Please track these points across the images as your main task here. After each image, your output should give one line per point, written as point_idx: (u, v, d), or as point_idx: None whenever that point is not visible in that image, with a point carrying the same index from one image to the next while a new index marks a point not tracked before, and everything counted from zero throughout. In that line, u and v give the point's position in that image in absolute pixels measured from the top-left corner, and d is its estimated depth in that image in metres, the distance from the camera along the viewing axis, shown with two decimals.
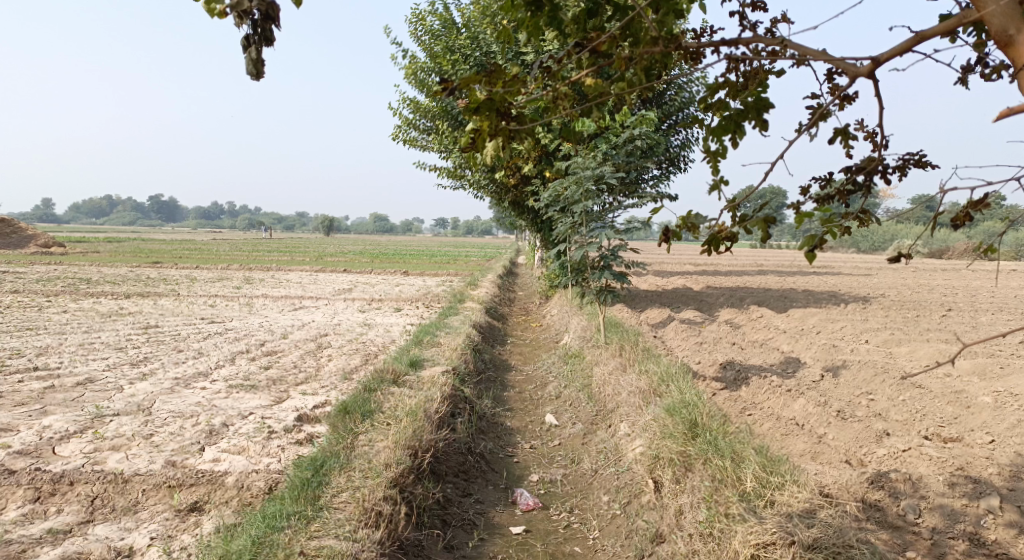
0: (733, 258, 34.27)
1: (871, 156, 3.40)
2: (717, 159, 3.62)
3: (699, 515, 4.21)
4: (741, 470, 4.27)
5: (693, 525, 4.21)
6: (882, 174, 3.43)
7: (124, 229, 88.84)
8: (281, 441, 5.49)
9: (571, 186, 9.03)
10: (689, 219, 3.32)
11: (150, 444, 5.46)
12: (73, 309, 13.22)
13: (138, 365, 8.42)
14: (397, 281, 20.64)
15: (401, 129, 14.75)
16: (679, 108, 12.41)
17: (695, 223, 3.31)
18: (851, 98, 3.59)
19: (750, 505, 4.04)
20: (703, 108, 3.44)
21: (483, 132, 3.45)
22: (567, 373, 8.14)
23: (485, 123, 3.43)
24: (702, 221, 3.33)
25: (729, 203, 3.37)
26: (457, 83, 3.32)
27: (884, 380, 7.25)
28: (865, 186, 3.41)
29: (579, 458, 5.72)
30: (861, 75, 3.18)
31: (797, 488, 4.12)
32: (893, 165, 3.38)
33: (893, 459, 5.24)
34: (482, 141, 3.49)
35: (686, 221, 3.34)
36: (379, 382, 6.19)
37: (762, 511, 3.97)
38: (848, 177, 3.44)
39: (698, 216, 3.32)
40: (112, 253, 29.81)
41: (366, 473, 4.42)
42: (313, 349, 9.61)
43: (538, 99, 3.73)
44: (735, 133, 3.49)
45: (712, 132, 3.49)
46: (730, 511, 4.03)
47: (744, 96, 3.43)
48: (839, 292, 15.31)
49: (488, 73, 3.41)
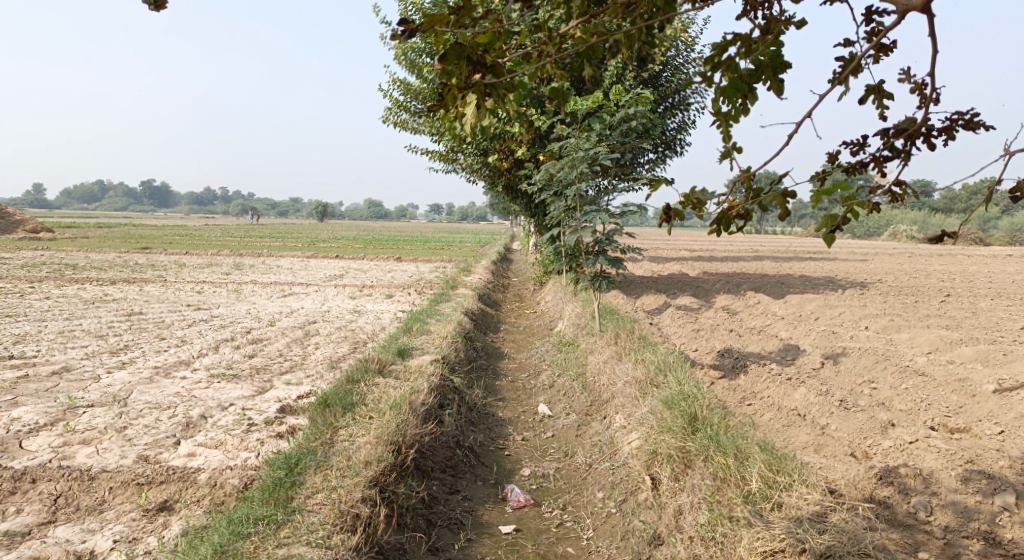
0: (727, 242, 34.01)
1: (913, 117, 3.11)
2: (727, 123, 3.21)
3: (700, 516, 3.99)
4: (745, 469, 4.03)
5: (693, 527, 3.98)
6: (925, 137, 3.13)
7: (116, 214, 87.99)
8: (260, 434, 5.24)
9: (565, 167, 8.76)
10: (694, 195, 3.07)
11: (122, 437, 5.21)
12: (57, 295, 12.93)
13: (117, 354, 8.14)
14: (390, 267, 20.36)
15: (392, 111, 14.40)
16: (676, 91, 12.09)
17: (701, 198, 3.05)
18: (890, 49, 3.27)
19: (756, 508, 3.82)
20: (711, 68, 3.14)
21: (452, 85, 3.05)
22: (561, 361, 7.91)
23: (455, 74, 3.01)
24: (709, 196, 3.07)
25: (740, 175, 3.09)
26: (418, 24, 2.92)
27: (885, 368, 7.05)
28: (905, 151, 3.12)
29: (573, 451, 5.49)
30: (915, 8, 2.87)
31: (804, 488, 3.89)
32: (939, 127, 3.08)
33: (899, 452, 5.05)
34: (452, 97, 3.07)
35: (691, 197, 3.08)
36: (364, 371, 5.94)
37: (769, 515, 3.75)
38: (884, 143, 3.16)
39: (704, 191, 3.06)
40: (102, 239, 29.45)
41: (345, 472, 4.17)
42: (301, 337, 9.36)
43: (520, 51, 3.31)
44: (747, 97, 3.19)
45: (722, 93, 3.18)
46: (735, 513, 3.80)
47: (757, 52, 3.12)
48: (836, 278, 15.11)
49: (456, 12, 2.96)
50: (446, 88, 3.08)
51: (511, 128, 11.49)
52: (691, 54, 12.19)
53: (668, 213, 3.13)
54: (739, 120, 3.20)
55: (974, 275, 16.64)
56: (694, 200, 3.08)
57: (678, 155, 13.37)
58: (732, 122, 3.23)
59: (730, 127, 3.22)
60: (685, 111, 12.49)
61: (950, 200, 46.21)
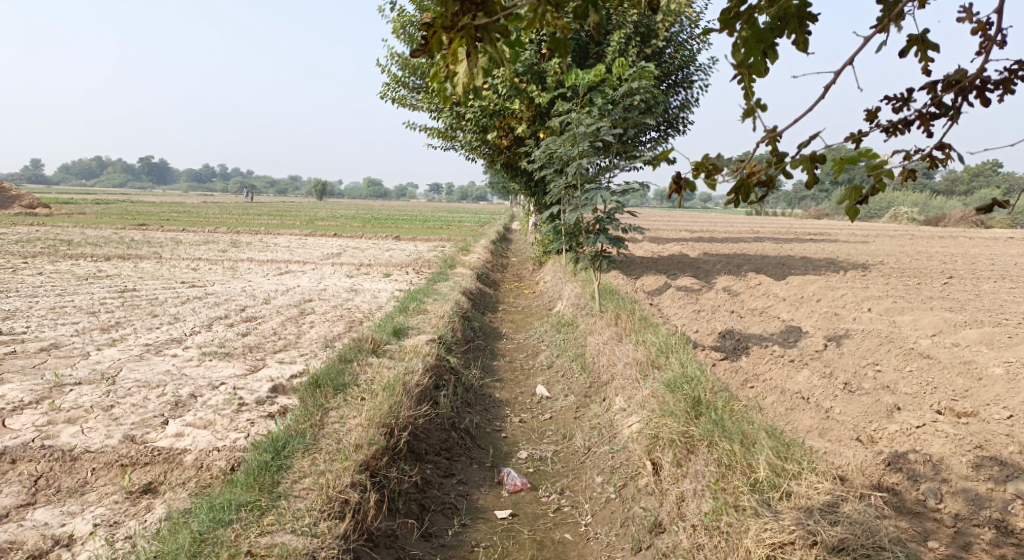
0: (728, 224, 33.76)
1: (965, 68, 2.89)
2: (749, 78, 2.98)
3: (703, 503, 3.87)
4: (751, 455, 3.89)
5: (697, 515, 3.85)
6: (978, 91, 2.92)
7: (113, 191, 87.56)
8: (251, 414, 5.10)
9: (566, 142, 8.57)
10: (708, 160, 2.89)
11: (109, 416, 5.07)
12: (50, 271, 12.74)
13: (108, 331, 7.98)
14: (388, 246, 20.19)
15: (390, 87, 14.14)
16: (679, 68, 11.86)
17: (717, 163, 2.87)
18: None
19: (764, 497, 3.69)
20: (728, 18, 2.94)
21: (437, 27, 2.83)
22: (559, 341, 7.78)
23: (442, 13, 2.79)
24: (726, 162, 2.89)
25: (766, 137, 2.88)
26: None
27: (889, 350, 6.91)
28: (954, 108, 2.92)
29: (571, 433, 5.36)
30: None
31: (814, 475, 3.75)
32: (996, 79, 2.86)
33: (906, 436, 4.93)
34: (438, 41, 2.85)
35: (705, 163, 2.91)
36: (357, 351, 5.80)
37: (778, 504, 3.63)
38: (932, 98, 2.95)
39: (720, 156, 2.88)
40: (98, 215, 29.20)
41: (333, 456, 4.04)
42: (295, 316, 9.21)
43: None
44: (768, 51, 2.99)
45: (746, 43, 2.94)
46: (741, 503, 3.67)
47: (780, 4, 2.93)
48: (837, 259, 14.95)
49: None
50: (431, 31, 2.85)
51: (511, 103, 11.25)
52: (695, 30, 11.96)
53: (678, 182, 2.95)
54: (763, 74, 2.97)
55: (975, 257, 16.50)
56: (708, 168, 2.89)
57: (680, 134, 13.16)
58: (755, 76, 3.01)
59: (753, 82, 3.00)
60: (689, 88, 12.26)
61: (951, 182, 45.94)
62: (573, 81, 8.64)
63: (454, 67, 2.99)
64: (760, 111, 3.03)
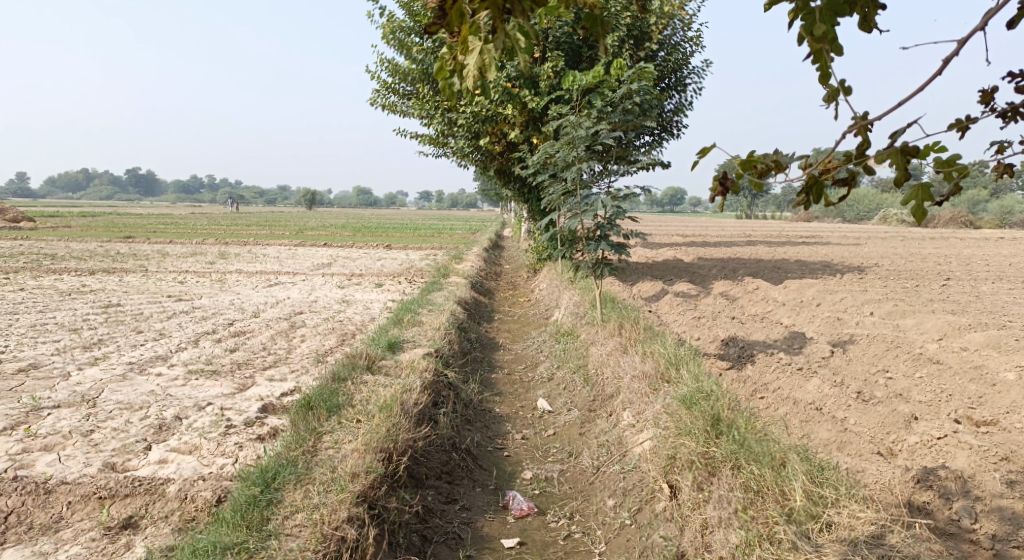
0: (719, 228, 33.61)
1: None
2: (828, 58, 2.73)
3: (731, 532, 3.63)
4: (784, 482, 3.65)
5: (724, 547, 3.61)
6: None
7: (100, 204, 86.93)
8: (239, 437, 4.82)
9: (563, 147, 8.38)
10: (770, 157, 2.78)
11: (88, 442, 4.78)
12: (32, 286, 12.40)
13: (90, 349, 7.68)
14: (379, 255, 19.89)
15: (380, 94, 13.90)
16: (673, 70, 11.66)
17: (782, 162, 2.77)
18: None
19: (802, 530, 3.45)
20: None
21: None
22: (559, 352, 7.53)
23: None
24: (791, 160, 2.78)
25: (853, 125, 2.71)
26: None
27: (897, 356, 6.69)
28: None
29: (578, 452, 5.11)
30: None
31: (843, 501, 3.50)
32: None
33: (927, 448, 4.71)
34: (459, 12, 2.58)
35: (764, 160, 2.79)
36: (351, 368, 5.52)
37: (817, 538, 3.39)
38: None
39: (786, 154, 2.76)
40: (84, 228, 28.86)
41: (328, 487, 3.77)
42: (285, 329, 8.92)
43: None
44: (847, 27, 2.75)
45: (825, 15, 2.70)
46: (776, 535, 3.45)
47: None
48: (832, 262, 14.77)
49: None
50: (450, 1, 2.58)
51: (503, 109, 11.03)
52: (687, 32, 11.77)
53: (726, 182, 2.84)
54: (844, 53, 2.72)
55: (968, 258, 16.37)
56: (769, 165, 2.78)
57: (675, 138, 12.96)
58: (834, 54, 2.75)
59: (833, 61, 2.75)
60: (682, 92, 12.07)
61: None
62: (569, 84, 8.42)
63: (465, 58, 2.79)
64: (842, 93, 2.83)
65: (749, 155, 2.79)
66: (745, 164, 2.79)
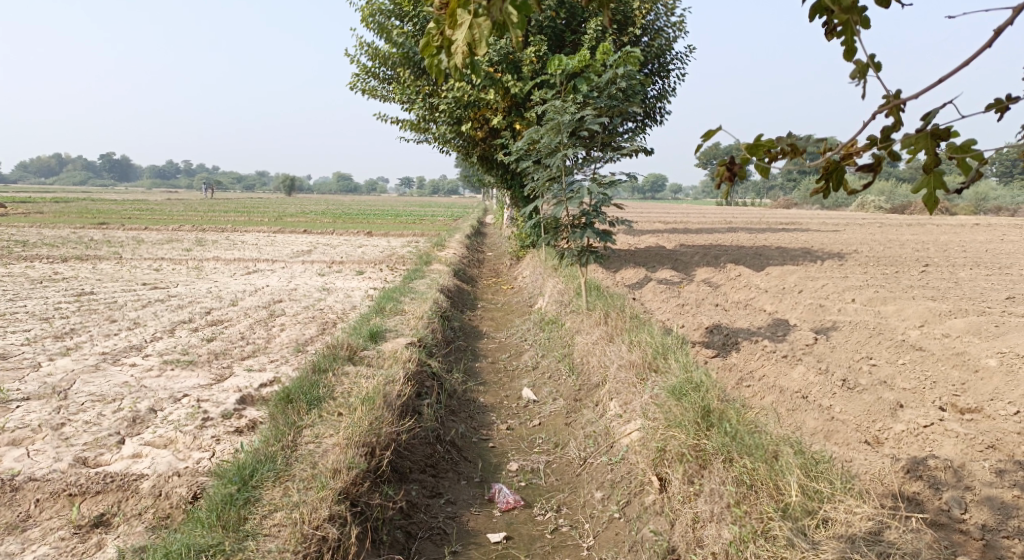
0: (700, 215, 33.68)
1: None
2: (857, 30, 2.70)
3: (724, 527, 3.58)
4: (778, 476, 3.60)
5: (715, 542, 3.56)
6: None
7: (74, 190, 85.42)
8: (216, 430, 4.69)
9: (547, 132, 8.27)
10: (785, 141, 2.69)
11: (59, 436, 4.62)
12: (2, 274, 12.07)
13: (62, 339, 7.46)
14: (359, 242, 19.64)
15: (359, 78, 13.66)
16: (657, 55, 11.55)
17: (798, 146, 2.68)
18: None
19: (798, 526, 3.40)
20: None
21: None
22: (544, 340, 7.45)
23: None
24: (807, 144, 2.70)
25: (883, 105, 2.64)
26: None
27: (880, 343, 6.67)
28: None
29: (564, 442, 5.04)
30: None
31: (834, 496, 3.45)
32: None
33: (913, 437, 4.68)
34: None
35: (778, 144, 2.72)
36: (332, 359, 5.39)
37: (813, 536, 3.34)
38: None
39: (802, 138, 2.68)
40: (58, 214, 28.35)
41: (308, 484, 3.66)
42: (264, 318, 8.75)
43: None
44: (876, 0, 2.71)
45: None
46: (771, 531, 3.39)
47: None
48: (812, 249, 14.79)
49: None
50: None
51: (486, 94, 10.87)
52: (670, 18, 11.66)
53: (733, 167, 2.80)
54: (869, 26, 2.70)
55: (946, 244, 16.47)
56: (786, 149, 2.71)
57: (657, 125, 12.88)
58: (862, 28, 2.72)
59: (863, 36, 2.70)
60: (665, 78, 11.98)
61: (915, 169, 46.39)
62: (554, 68, 8.30)
63: (452, 33, 2.69)
64: (873, 70, 2.76)
65: (755, 139, 2.72)
66: (752, 149, 2.72)
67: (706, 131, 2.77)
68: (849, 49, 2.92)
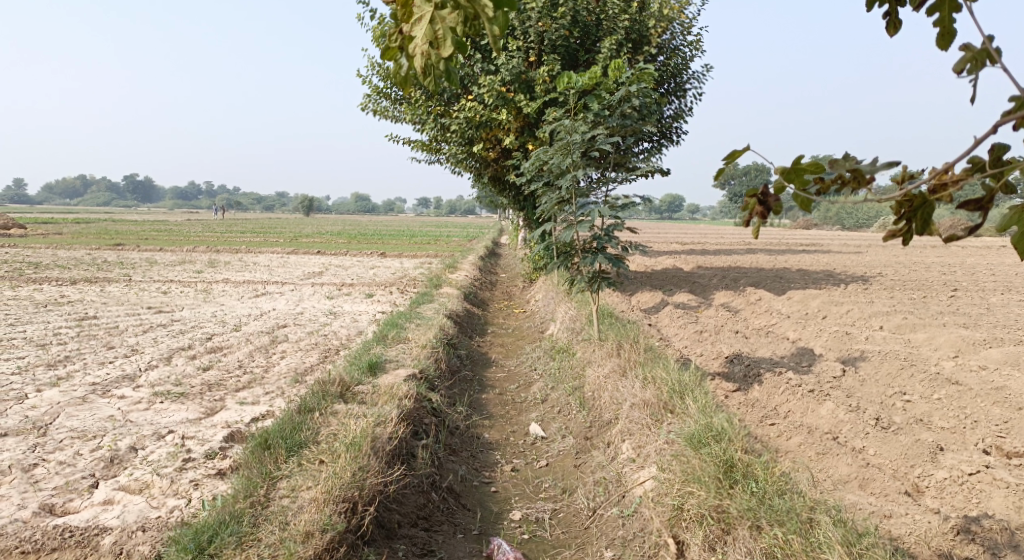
0: (719, 236, 33.08)
1: None
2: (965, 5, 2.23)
3: None
4: (814, 550, 3.22)
5: None
6: None
7: (97, 211, 86.52)
8: (197, 472, 4.35)
9: (558, 152, 7.94)
10: (841, 167, 2.29)
11: (29, 478, 4.29)
12: (7, 297, 11.89)
13: (54, 368, 7.18)
14: (372, 264, 19.41)
15: (371, 98, 13.46)
16: (673, 74, 11.25)
17: (859, 173, 2.28)
18: None
19: None
20: None
21: None
22: (554, 371, 7.05)
23: None
24: (875, 171, 2.29)
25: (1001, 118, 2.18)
26: None
27: (913, 375, 6.18)
28: None
29: (571, 489, 4.65)
30: None
31: None
32: None
33: (958, 485, 4.24)
34: None
35: (834, 171, 2.33)
36: (322, 397, 5.04)
37: None
38: None
39: (868, 164, 2.26)
40: (75, 235, 28.43)
41: (275, 551, 3.33)
42: (266, 344, 8.43)
43: None
44: None
45: None
46: None
47: None
48: (834, 271, 14.28)
49: None
50: None
51: (498, 114, 10.60)
52: (687, 36, 11.35)
53: (768, 200, 2.44)
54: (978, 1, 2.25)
55: (973, 267, 15.89)
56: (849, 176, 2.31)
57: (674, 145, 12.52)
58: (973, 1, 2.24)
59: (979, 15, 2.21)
60: (682, 97, 11.66)
61: None
62: (565, 86, 7.97)
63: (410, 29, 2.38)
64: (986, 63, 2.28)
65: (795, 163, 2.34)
66: (792, 176, 2.35)
67: (731, 152, 2.40)
68: (944, 31, 2.49)
